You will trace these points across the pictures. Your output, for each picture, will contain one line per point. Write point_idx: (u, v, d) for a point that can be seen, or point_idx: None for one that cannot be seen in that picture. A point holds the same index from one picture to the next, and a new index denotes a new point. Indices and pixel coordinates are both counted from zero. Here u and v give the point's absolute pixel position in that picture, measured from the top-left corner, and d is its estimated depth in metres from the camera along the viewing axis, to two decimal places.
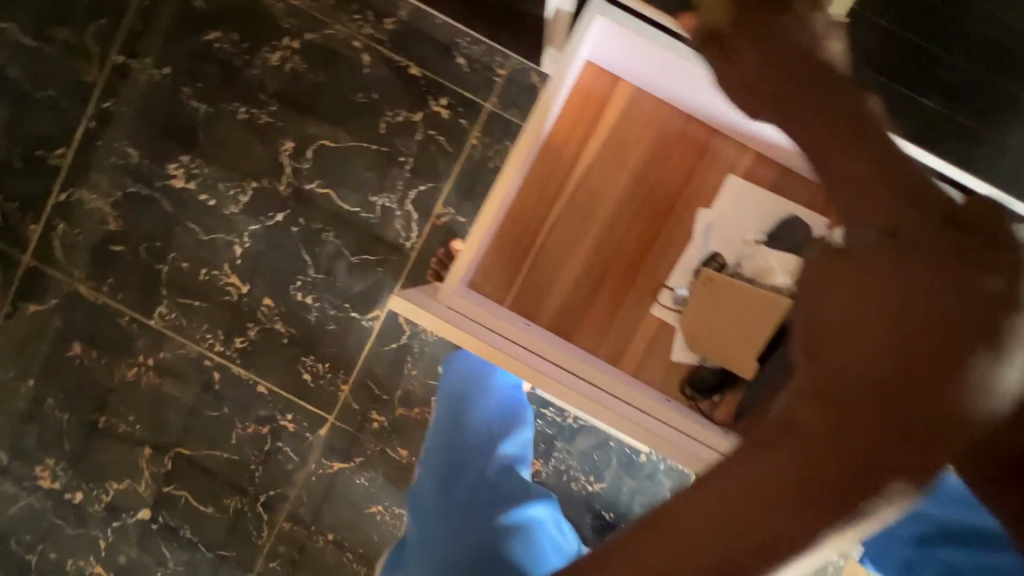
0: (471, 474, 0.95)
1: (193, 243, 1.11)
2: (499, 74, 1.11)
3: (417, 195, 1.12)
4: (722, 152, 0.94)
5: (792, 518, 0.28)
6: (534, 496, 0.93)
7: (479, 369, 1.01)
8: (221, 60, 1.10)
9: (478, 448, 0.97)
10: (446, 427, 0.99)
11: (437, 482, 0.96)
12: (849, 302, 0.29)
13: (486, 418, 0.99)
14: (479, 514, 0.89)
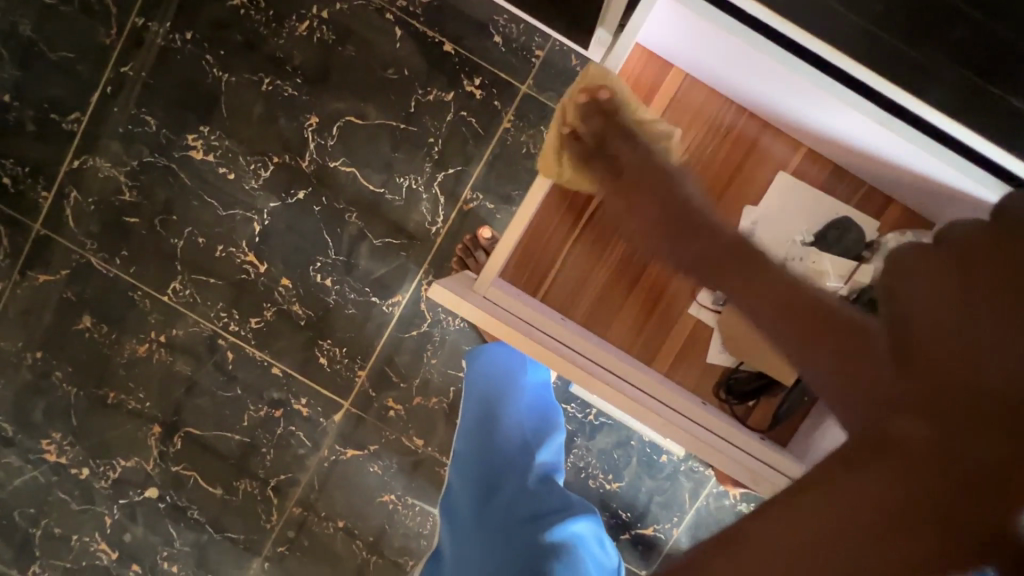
0: (507, 484, 0.89)
1: (212, 218, 1.08)
2: (538, 55, 1.02)
3: (445, 178, 1.05)
4: (774, 150, 0.82)
5: (871, 554, 0.34)
6: (575, 511, 0.86)
7: (510, 369, 0.92)
8: (245, 28, 1.05)
9: (514, 455, 0.91)
10: (476, 434, 0.93)
11: (471, 494, 0.90)
12: (929, 376, 0.34)
13: (520, 424, 0.92)
14: (517, 532, 0.83)
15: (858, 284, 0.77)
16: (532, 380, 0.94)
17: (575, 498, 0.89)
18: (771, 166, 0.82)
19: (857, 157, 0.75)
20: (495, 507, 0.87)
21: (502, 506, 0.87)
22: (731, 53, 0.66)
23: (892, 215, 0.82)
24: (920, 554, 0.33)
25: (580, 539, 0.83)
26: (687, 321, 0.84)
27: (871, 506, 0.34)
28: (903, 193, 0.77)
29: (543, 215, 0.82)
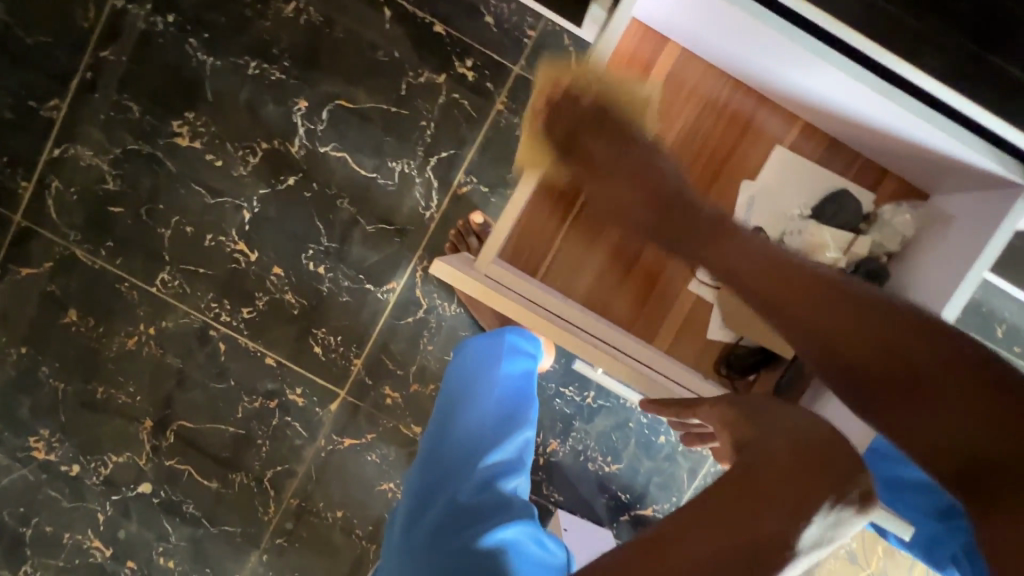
0: (442, 492, 0.73)
1: (199, 206, 1.06)
2: (530, 35, 1.01)
3: (439, 162, 1.03)
4: (767, 126, 0.82)
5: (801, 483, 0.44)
6: (503, 527, 0.68)
7: (479, 366, 0.81)
8: (230, 10, 1.02)
9: (455, 458, 0.74)
10: (429, 432, 0.79)
11: (408, 498, 0.76)
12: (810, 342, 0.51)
13: (471, 427, 0.76)
14: (435, 548, 0.68)
15: (854, 257, 0.79)
16: (502, 375, 0.79)
17: (519, 514, 0.71)
18: (767, 142, 0.82)
19: (856, 129, 0.75)
20: (423, 520, 0.72)
21: (430, 520, 0.72)
22: (735, 28, 0.65)
23: (886, 189, 0.82)
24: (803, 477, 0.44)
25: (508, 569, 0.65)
26: (687, 297, 0.84)
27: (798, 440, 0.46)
28: (903, 165, 0.78)
29: (541, 194, 0.81)
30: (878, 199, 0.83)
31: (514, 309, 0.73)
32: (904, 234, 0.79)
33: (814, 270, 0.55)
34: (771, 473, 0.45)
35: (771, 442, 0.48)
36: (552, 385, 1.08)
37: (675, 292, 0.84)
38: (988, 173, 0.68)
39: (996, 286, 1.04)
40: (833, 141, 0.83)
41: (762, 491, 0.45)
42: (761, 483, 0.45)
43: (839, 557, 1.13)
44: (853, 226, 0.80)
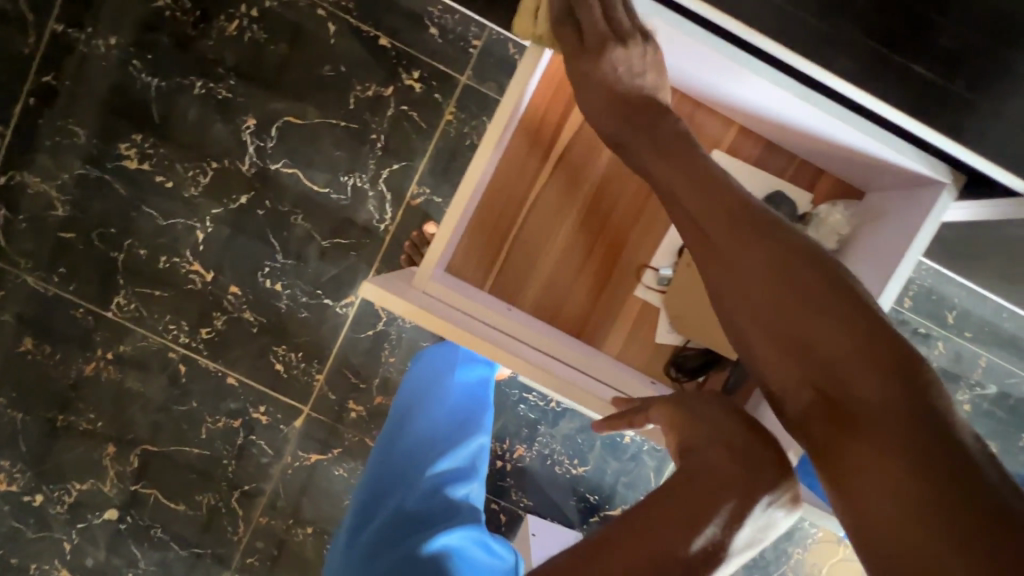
0: (390, 499, 0.72)
1: (152, 228, 1.05)
2: (475, 44, 1.01)
3: (391, 175, 1.04)
4: (707, 126, 0.83)
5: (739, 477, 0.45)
6: (445, 535, 0.69)
7: (436, 373, 0.80)
8: (173, 30, 1.01)
9: (405, 465, 0.74)
10: (380, 439, 0.78)
11: (356, 503, 0.76)
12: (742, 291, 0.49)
13: (422, 435, 0.76)
14: (378, 554, 0.69)
15: None
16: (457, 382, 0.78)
17: (465, 520, 0.72)
18: (706, 143, 0.83)
19: (792, 134, 0.76)
20: (369, 527, 0.72)
21: (376, 527, 0.71)
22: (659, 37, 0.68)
23: (824, 187, 0.84)
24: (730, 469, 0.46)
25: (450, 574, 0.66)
26: (634, 303, 0.85)
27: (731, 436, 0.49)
28: (839, 166, 0.79)
29: (486, 206, 0.83)
30: (816, 198, 0.84)
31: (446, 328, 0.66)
32: (840, 232, 0.79)
33: (764, 223, 0.50)
34: (707, 478, 0.45)
35: (704, 440, 0.49)
36: (515, 391, 1.09)
37: (622, 298, 0.86)
38: (914, 173, 0.69)
39: (943, 274, 1.06)
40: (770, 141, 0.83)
41: (698, 500, 0.44)
42: (695, 494, 0.44)
43: (806, 547, 1.14)
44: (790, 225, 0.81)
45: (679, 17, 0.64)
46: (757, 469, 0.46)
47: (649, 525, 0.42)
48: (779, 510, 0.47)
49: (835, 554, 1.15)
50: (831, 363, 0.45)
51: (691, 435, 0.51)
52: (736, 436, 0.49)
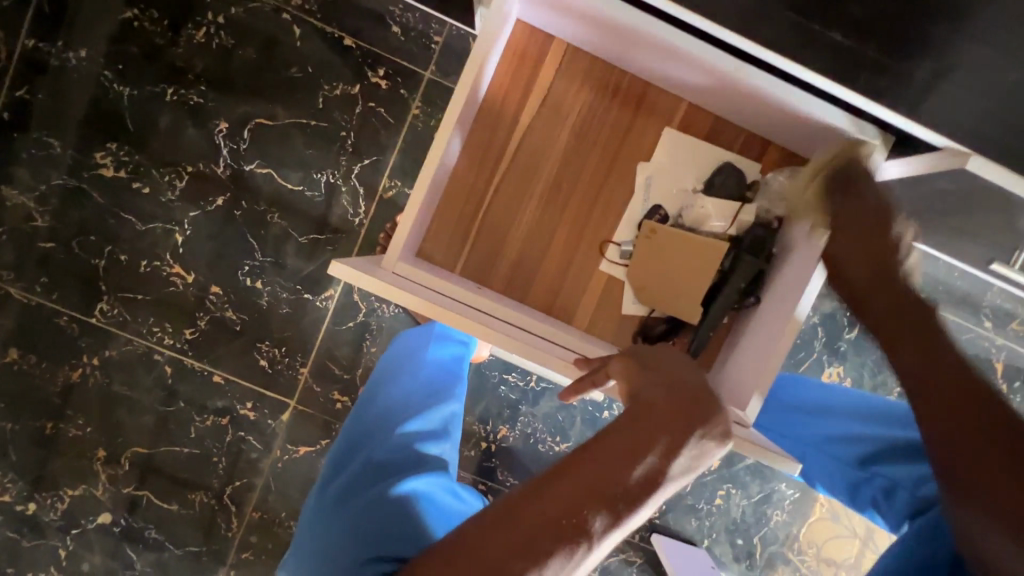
0: (361, 454, 0.73)
1: (131, 234, 1.08)
2: (437, 40, 1.05)
3: (362, 170, 1.07)
4: (658, 106, 0.88)
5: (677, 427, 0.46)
6: (412, 478, 0.68)
7: (411, 348, 0.83)
8: (141, 40, 1.04)
9: (377, 423, 0.76)
10: (356, 407, 0.80)
11: (332, 467, 0.77)
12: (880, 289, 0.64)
13: (396, 399, 0.78)
14: (347, 503, 0.68)
15: (743, 224, 0.84)
16: (428, 355, 0.81)
17: (433, 469, 0.71)
18: (657, 122, 0.88)
19: (733, 105, 0.82)
20: (340, 481, 0.72)
21: (347, 480, 0.71)
22: (611, 28, 0.74)
23: (771, 158, 0.89)
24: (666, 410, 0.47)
25: (420, 512, 0.64)
26: (600, 277, 0.89)
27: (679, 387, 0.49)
28: (782, 134, 0.84)
29: (453, 191, 0.87)
30: (764, 168, 0.89)
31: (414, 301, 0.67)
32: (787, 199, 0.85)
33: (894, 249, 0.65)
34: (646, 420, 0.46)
35: (649, 386, 0.50)
36: (495, 372, 1.12)
37: (589, 273, 0.89)
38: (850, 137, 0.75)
39: None
40: (716, 119, 0.88)
41: (638, 433, 0.45)
42: (635, 429, 0.46)
43: (784, 508, 1.18)
44: (741, 195, 0.86)
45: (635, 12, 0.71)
46: (695, 405, 0.47)
47: (589, 457, 0.44)
48: (711, 442, 0.47)
49: (813, 514, 1.19)
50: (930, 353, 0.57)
51: (636, 382, 0.51)
52: (681, 381, 0.50)
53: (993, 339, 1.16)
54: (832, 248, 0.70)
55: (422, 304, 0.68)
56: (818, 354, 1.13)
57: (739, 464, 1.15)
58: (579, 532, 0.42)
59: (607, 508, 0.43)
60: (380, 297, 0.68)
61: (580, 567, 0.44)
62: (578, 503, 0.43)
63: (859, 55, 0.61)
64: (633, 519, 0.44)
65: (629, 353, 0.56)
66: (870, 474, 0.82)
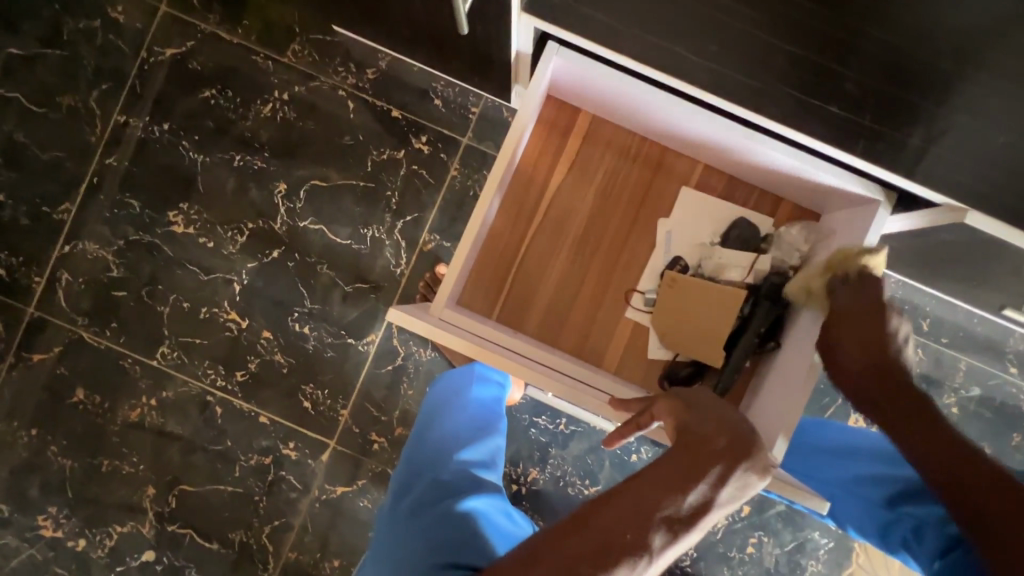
0: (422, 477, 0.78)
1: (194, 283, 1.18)
2: (474, 111, 1.18)
3: (405, 225, 1.17)
4: (676, 167, 0.97)
5: (723, 455, 0.47)
6: (472, 501, 0.72)
7: (457, 385, 0.88)
8: (216, 115, 1.19)
9: (434, 449, 0.80)
10: (409, 441, 0.84)
11: (391, 497, 0.80)
12: (868, 337, 0.69)
13: (449, 433, 0.82)
14: (413, 528, 0.71)
15: (759, 272, 0.90)
16: (475, 392, 0.86)
17: (488, 491, 0.75)
18: (676, 181, 0.97)
19: (746, 166, 0.90)
20: (402, 506, 0.76)
21: (409, 502, 0.75)
22: (635, 104, 0.85)
23: (783, 212, 0.96)
24: (715, 440, 0.48)
25: (485, 532, 0.68)
26: (626, 323, 0.95)
27: (723, 421, 0.51)
28: (793, 191, 0.92)
29: (490, 244, 0.96)
30: (777, 222, 0.96)
31: (458, 340, 0.74)
32: (800, 248, 0.91)
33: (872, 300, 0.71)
34: (698, 450, 0.47)
35: (695, 421, 0.51)
36: (526, 415, 1.17)
37: (615, 319, 0.95)
38: (856, 194, 0.82)
39: (912, 285, 1.16)
40: (731, 178, 0.97)
41: (691, 460, 0.47)
42: (691, 455, 0.47)
43: (819, 558, 1.16)
44: (755, 246, 0.92)
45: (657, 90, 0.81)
46: (744, 441, 0.48)
47: (647, 478, 0.46)
48: (754, 475, 0.48)
49: (849, 565, 1.17)
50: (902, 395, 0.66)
51: (682, 417, 0.52)
52: (732, 421, 0.51)
53: (1020, 385, 1.16)
54: (830, 342, 0.71)
55: (466, 344, 0.75)
56: (843, 399, 1.15)
57: (770, 510, 1.15)
58: (639, 548, 0.43)
59: (665, 527, 0.44)
60: (428, 337, 0.76)
61: None
62: (637, 522, 0.43)
63: (857, 124, 0.69)
64: (687, 540, 0.45)
65: (671, 392, 0.57)
66: (899, 512, 0.81)
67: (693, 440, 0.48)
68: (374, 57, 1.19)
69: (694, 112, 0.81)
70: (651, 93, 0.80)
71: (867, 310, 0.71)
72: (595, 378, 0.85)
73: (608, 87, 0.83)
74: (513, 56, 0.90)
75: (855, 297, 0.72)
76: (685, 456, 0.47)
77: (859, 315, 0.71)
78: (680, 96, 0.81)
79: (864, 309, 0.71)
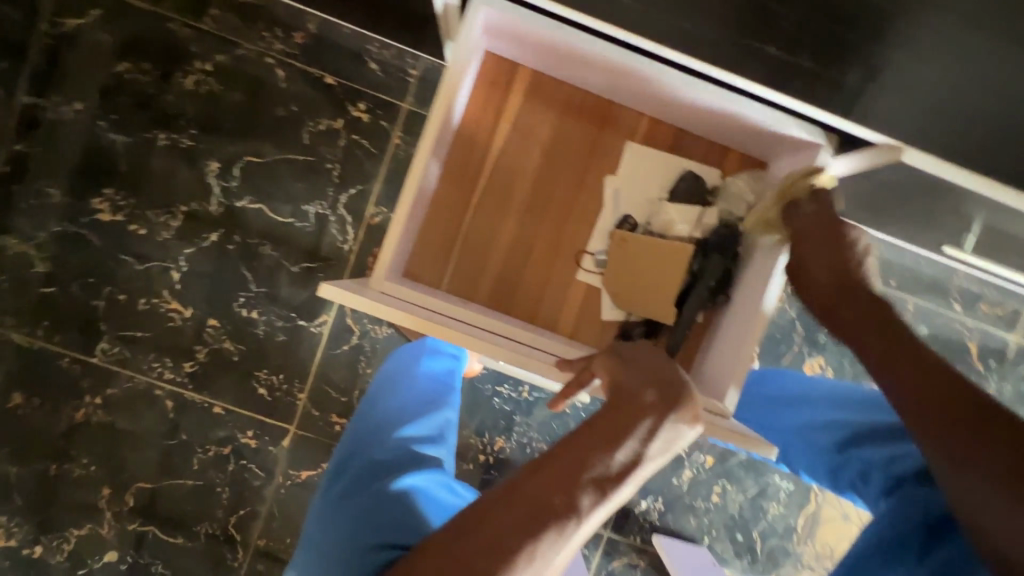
0: (359, 457, 0.73)
1: (129, 274, 1.12)
2: (413, 74, 1.12)
3: (349, 199, 1.12)
4: (621, 121, 0.94)
5: (653, 408, 0.47)
6: (410, 475, 0.67)
7: (401, 365, 0.86)
8: (134, 91, 1.10)
9: (377, 425, 0.77)
10: (350, 423, 0.81)
11: (327, 480, 0.75)
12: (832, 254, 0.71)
13: (390, 410, 0.79)
14: (344, 507, 0.66)
15: (707, 226, 0.89)
16: (424, 367, 0.84)
17: (430, 466, 0.71)
18: (621, 136, 0.94)
19: (691, 116, 0.88)
20: (336, 488, 0.71)
21: (344, 483, 0.70)
22: (572, 54, 0.81)
23: (730, 163, 0.95)
24: (645, 394, 0.48)
25: (421, 505, 0.63)
26: (578, 286, 0.94)
27: (656, 373, 0.50)
28: (738, 140, 0.90)
29: (435, 213, 0.92)
30: (725, 173, 0.95)
31: (398, 313, 0.71)
32: (746, 199, 0.90)
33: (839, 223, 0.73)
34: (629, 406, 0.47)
35: (627, 376, 0.51)
36: (488, 385, 1.16)
37: (568, 282, 0.94)
38: (799, 139, 0.81)
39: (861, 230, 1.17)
40: (677, 130, 0.95)
41: (621, 417, 0.46)
42: (619, 412, 0.46)
43: (780, 501, 1.20)
44: (703, 199, 0.91)
45: (593, 39, 0.77)
46: (674, 391, 0.48)
47: (576, 439, 0.45)
48: (684, 425, 0.48)
49: (809, 505, 1.21)
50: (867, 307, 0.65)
51: (615, 372, 0.52)
52: (661, 373, 0.50)
53: (964, 321, 1.20)
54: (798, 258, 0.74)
55: (407, 317, 0.72)
56: (798, 347, 1.17)
57: (732, 459, 1.18)
58: (568, 511, 0.42)
59: (593, 487, 0.43)
60: (368, 313, 0.72)
61: (569, 549, 0.43)
62: (565, 484, 0.42)
63: (794, 65, 0.67)
64: (618, 497, 0.44)
65: (609, 347, 0.57)
66: (849, 456, 0.83)
67: (622, 396, 0.47)
68: (301, 20, 1.11)
69: (633, 61, 0.77)
70: (587, 41, 0.76)
71: (825, 229, 0.73)
72: (546, 341, 0.84)
73: (542, 37, 0.79)
74: (441, 9, 0.84)
75: (814, 218, 0.75)
76: (615, 414, 0.47)
77: (823, 232, 0.73)
78: (617, 43, 0.77)
79: (824, 229, 0.73)
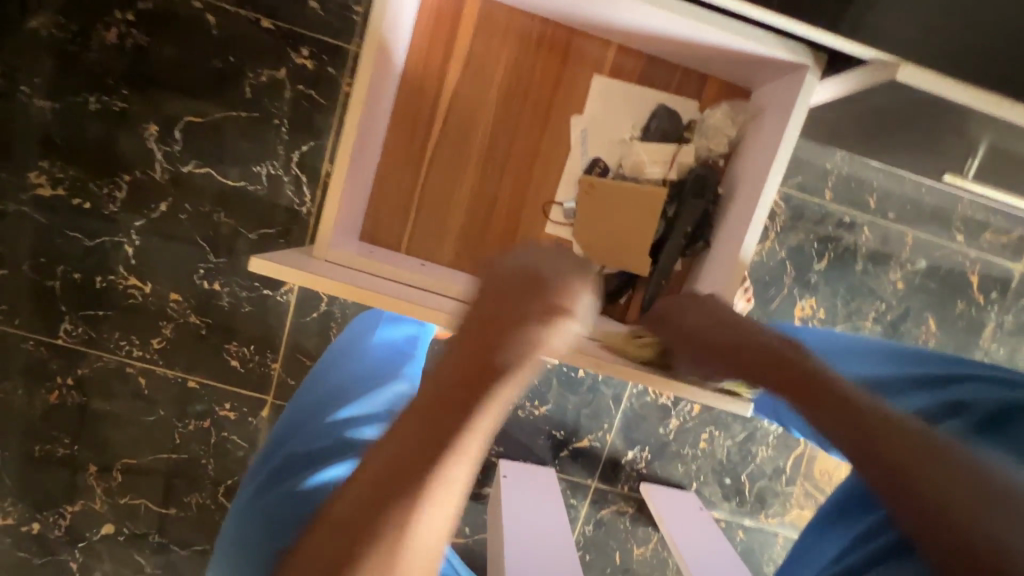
0: (291, 443, 0.69)
1: (81, 251, 1.06)
2: (358, 11, 1.01)
3: (302, 156, 1.04)
4: (586, 51, 0.84)
5: (495, 334, 0.39)
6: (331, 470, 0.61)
7: (348, 343, 0.82)
8: (54, 49, 1.00)
9: (321, 403, 0.74)
10: (291, 405, 0.78)
11: (257, 467, 0.71)
12: (721, 329, 0.66)
13: (330, 393, 0.75)
14: (260, 502, 0.61)
15: (683, 166, 0.82)
16: (379, 334, 0.84)
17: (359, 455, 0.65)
18: (588, 69, 0.84)
19: (660, 41, 0.78)
20: (261, 477, 0.67)
21: (269, 471, 0.66)
22: None
23: (710, 92, 0.86)
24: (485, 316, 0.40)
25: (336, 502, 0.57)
26: (547, 240, 0.88)
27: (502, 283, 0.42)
28: (717, 66, 0.81)
29: (389, 168, 0.85)
30: (703, 105, 0.86)
31: (339, 287, 0.66)
32: (727, 134, 0.82)
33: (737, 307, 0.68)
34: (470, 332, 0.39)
35: (475, 292, 0.43)
36: None
37: (535, 236, 0.87)
38: (783, 61, 0.71)
39: (857, 158, 1.08)
40: (648, 59, 0.85)
41: (462, 351, 0.39)
42: (461, 345, 0.39)
43: (769, 444, 1.19)
44: (679, 136, 0.84)
45: None
46: (520, 303, 0.40)
47: (420, 387, 0.39)
48: (542, 335, 0.39)
49: (799, 447, 1.20)
50: (805, 381, 0.58)
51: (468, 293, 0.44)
52: (513, 280, 0.41)
53: (966, 252, 1.13)
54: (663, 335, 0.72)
55: (351, 290, 0.66)
56: (788, 288, 1.11)
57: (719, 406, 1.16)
58: (416, 471, 0.36)
59: (442, 437, 0.37)
60: (309, 288, 0.67)
61: (442, 505, 0.37)
62: (410, 442, 0.37)
63: None
64: (477, 440, 0.37)
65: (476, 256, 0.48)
66: None
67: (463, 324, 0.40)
68: None
69: None
70: None
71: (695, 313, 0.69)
72: None
73: None
74: None
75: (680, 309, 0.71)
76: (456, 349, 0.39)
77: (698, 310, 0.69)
78: None
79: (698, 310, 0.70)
